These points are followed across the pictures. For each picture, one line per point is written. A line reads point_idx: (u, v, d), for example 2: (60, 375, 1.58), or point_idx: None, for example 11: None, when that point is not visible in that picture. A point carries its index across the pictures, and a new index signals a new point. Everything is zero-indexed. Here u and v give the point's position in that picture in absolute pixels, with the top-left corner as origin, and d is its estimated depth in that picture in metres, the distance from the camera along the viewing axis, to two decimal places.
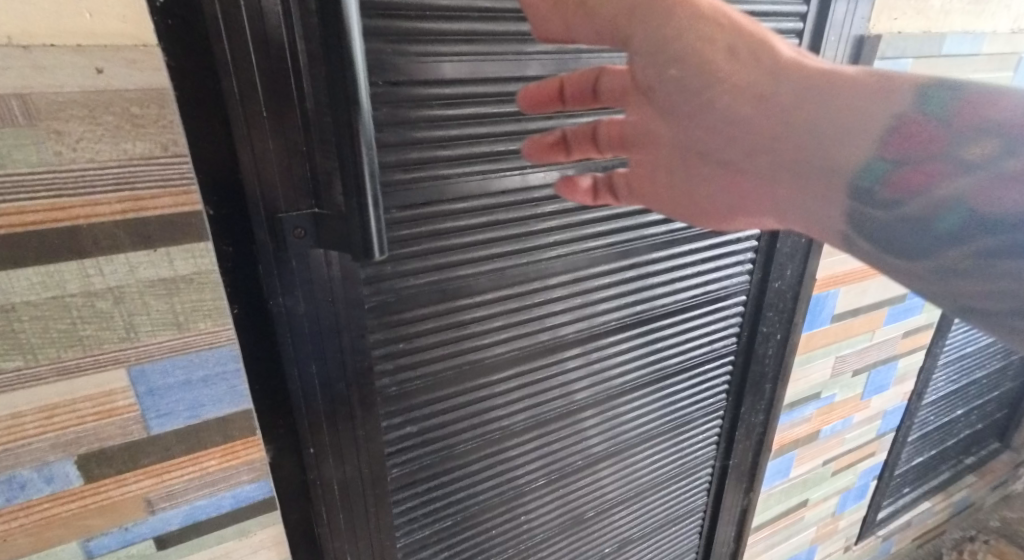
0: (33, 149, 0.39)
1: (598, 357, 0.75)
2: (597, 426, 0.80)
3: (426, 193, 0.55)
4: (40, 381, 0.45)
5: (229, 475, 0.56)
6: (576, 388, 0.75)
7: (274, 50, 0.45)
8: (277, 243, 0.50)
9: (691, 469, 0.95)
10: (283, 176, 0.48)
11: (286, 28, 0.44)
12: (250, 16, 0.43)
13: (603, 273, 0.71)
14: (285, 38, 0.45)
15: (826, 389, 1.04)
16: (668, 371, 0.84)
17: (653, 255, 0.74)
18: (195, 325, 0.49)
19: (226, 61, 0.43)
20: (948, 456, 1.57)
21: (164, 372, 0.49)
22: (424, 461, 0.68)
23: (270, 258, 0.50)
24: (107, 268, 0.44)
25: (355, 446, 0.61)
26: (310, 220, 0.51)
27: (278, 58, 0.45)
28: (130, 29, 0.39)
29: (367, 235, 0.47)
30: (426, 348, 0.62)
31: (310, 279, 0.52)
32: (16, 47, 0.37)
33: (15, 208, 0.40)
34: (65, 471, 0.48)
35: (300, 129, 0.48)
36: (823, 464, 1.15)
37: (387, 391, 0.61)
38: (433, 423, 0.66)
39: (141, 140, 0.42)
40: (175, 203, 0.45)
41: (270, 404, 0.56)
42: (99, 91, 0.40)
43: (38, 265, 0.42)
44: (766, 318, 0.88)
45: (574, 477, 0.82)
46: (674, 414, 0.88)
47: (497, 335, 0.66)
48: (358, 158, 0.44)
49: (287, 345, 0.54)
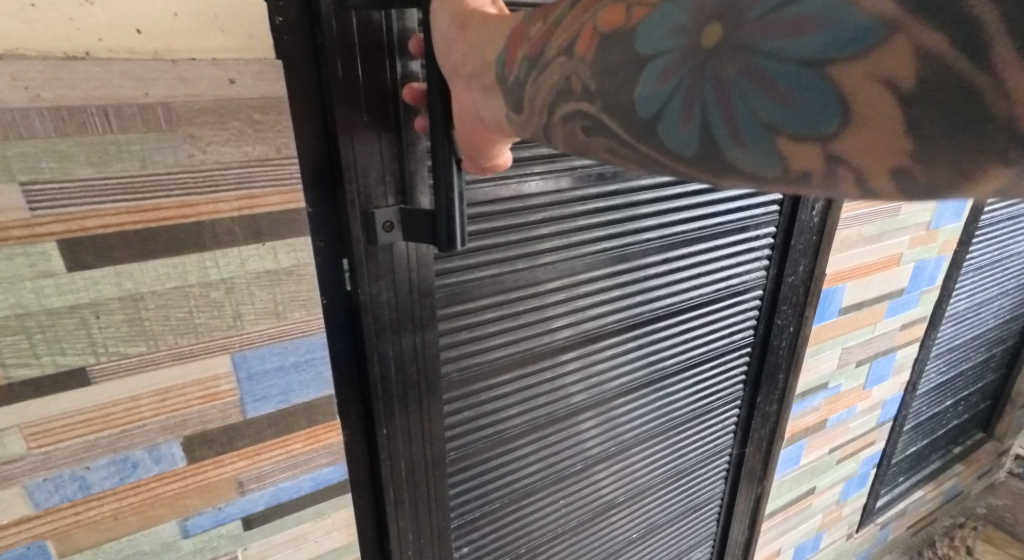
0: (170, 151, 0.44)
1: (591, 360, 0.78)
2: (627, 411, 0.86)
3: (494, 192, 0.61)
4: (157, 365, 0.48)
5: (310, 458, 0.59)
6: (571, 390, 0.78)
7: (374, 56, 0.50)
8: (368, 236, 0.54)
9: (710, 454, 1.01)
10: (377, 173, 0.53)
11: (386, 36, 0.50)
12: (358, 26, 0.48)
13: (599, 278, 0.74)
14: (384, 45, 0.50)
15: (833, 380, 1.12)
16: (664, 372, 0.87)
17: (647, 260, 0.77)
18: (292, 314, 0.53)
19: (337, 68, 0.48)
20: (938, 446, 1.66)
21: (262, 358, 0.53)
22: (478, 446, 0.72)
23: (361, 249, 0.55)
24: (222, 260, 0.49)
25: (421, 430, 0.65)
26: (397, 215, 0.55)
27: (377, 62, 0.50)
28: (255, 44, 0.46)
29: (452, 226, 0.51)
30: (485, 337, 0.67)
31: (393, 269, 0.57)
32: (166, 61, 0.42)
33: (152, 205, 0.45)
34: (171, 452, 0.51)
35: (392, 129, 0.53)
36: (829, 452, 1.22)
37: (450, 378, 0.66)
38: (485, 410, 0.71)
39: (259, 143, 0.47)
40: (282, 201, 0.50)
41: (349, 388, 0.61)
42: (229, 100, 0.45)
43: (166, 257, 0.46)
44: (781, 309, 0.95)
45: (607, 461, 0.87)
46: (667, 415, 0.91)
47: (509, 336, 0.69)
48: (450, 153, 0.49)
49: (370, 332, 0.58)
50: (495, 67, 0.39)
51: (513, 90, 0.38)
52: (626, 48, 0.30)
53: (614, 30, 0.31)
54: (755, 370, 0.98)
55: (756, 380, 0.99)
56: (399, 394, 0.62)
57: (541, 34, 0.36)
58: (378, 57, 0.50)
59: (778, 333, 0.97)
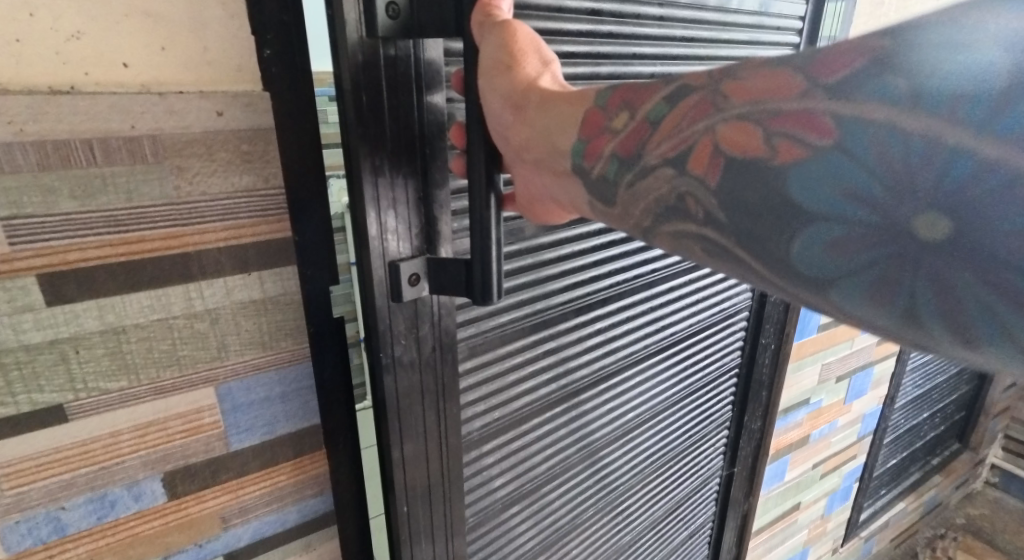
0: (157, 183, 0.44)
1: (518, 445, 0.66)
2: (561, 498, 0.74)
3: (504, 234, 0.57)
4: (139, 399, 0.47)
5: (295, 490, 0.58)
6: (495, 480, 0.66)
7: (401, 93, 0.46)
8: (393, 291, 0.50)
9: (706, 473, 1.00)
10: (404, 220, 0.49)
11: (414, 70, 0.47)
12: (385, 60, 0.45)
13: (520, 349, 0.63)
14: (413, 80, 0.47)
15: (814, 395, 1.14)
16: (600, 443, 0.77)
17: (572, 322, 0.67)
18: (278, 344, 0.53)
19: (365, 109, 0.45)
20: (917, 458, 1.69)
21: (247, 389, 0.52)
22: (496, 507, 0.67)
23: (384, 305, 0.50)
24: (207, 291, 0.48)
25: (443, 495, 0.60)
26: (423, 266, 0.51)
27: (405, 101, 0.47)
28: (244, 77, 0.47)
29: (487, 277, 0.50)
30: (494, 392, 0.62)
31: (416, 326, 0.53)
32: (155, 94, 0.43)
33: (137, 237, 0.44)
34: (152, 488, 0.50)
35: (419, 171, 0.49)
36: (812, 467, 1.23)
37: (470, 437, 0.61)
38: (504, 468, 0.66)
39: (247, 174, 0.48)
40: (270, 230, 0.50)
41: (339, 424, 0.58)
42: (218, 131, 0.46)
43: (150, 289, 0.45)
44: (764, 322, 0.96)
45: (621, 490, 0.83)
46: (605, 492, 0.81)
47: (476, 408, 0.61)
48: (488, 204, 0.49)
49: (392, 396, 0.53)
50: (574, 158, 0.43)
51: (604, 184, 0.41)
52: (768, 183, 0.31)
53: (744, 155, 0.33)
54: (745, 378, 0.99)
55: (744, 393, 1.00)
56: (418, 457, 0.57)
57: (632, 132, 0.39)
58: (405, 93, 0.47)
59: (763, 345, 0.98)
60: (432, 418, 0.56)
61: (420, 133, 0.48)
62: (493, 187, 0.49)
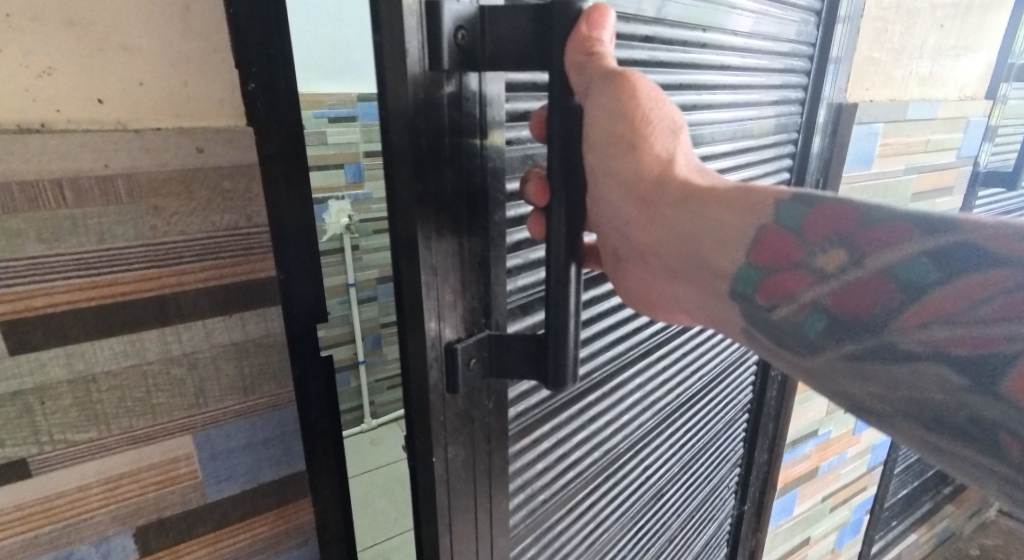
0: (132, 223, 0.42)
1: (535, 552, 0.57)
2: None
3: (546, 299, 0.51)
4: (109, 451, 0.44)
5: (279, 541, 0.55)
6: None
7: (463, 140, 0.39)
8: (449, 380, 0.42)
9: (720, 511, 0.97)
10: (461, 293, 0.41)
11: (476, 110, 0.39)
12: (450, 102, 0.37)
13: (544, 436, 0.54)
14: (474, 120, 0.39)
15: (822, 426, 1.10)
16: (614, 531, 0.69)
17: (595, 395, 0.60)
18: (261, 388, 0.50)
19: (423, 160, 0.36)
20: (928, 487, 1.65)
21: (227, 437, 0.50)
22: None
23: (438, 398, 0.42)
24: (185, 335, 0.46)
25: None
26: (479, 348, 0.44)
27: (465, 147, 0.39)
28: (227, 112, 0.45)
29: (565, 361, 0.43)
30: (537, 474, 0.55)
31: (468, 416, 0.45)
32: (130, 131, 0.41)
33: (109, 280, 0.42)
34: (122, 543, 0.47)
35: (477, 233, 0.41)
36: (822, 500, 1.19)
37: (517, 529, 0.54)
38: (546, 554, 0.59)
39: (228, 212, 0.46)
40: (252, 269, 0.48)
41: (324, 470, 0.55)
42: (198, 168, 0.44)
43: (122, 334, 0.43)
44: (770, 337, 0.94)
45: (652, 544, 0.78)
46: None
47: (522, 494, 0.53)
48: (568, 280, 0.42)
49: (442, 500, 0.44)
50: (740, 283, 0.43)
51: (799, 332, 0.40)
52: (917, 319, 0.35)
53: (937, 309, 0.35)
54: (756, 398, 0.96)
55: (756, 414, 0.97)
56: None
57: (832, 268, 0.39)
58: (466, 138, 0.39)
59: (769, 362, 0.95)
60: (479, 512, 0.48)
61: (479, 187, 0.41)
62: (573, 257, 0.42)
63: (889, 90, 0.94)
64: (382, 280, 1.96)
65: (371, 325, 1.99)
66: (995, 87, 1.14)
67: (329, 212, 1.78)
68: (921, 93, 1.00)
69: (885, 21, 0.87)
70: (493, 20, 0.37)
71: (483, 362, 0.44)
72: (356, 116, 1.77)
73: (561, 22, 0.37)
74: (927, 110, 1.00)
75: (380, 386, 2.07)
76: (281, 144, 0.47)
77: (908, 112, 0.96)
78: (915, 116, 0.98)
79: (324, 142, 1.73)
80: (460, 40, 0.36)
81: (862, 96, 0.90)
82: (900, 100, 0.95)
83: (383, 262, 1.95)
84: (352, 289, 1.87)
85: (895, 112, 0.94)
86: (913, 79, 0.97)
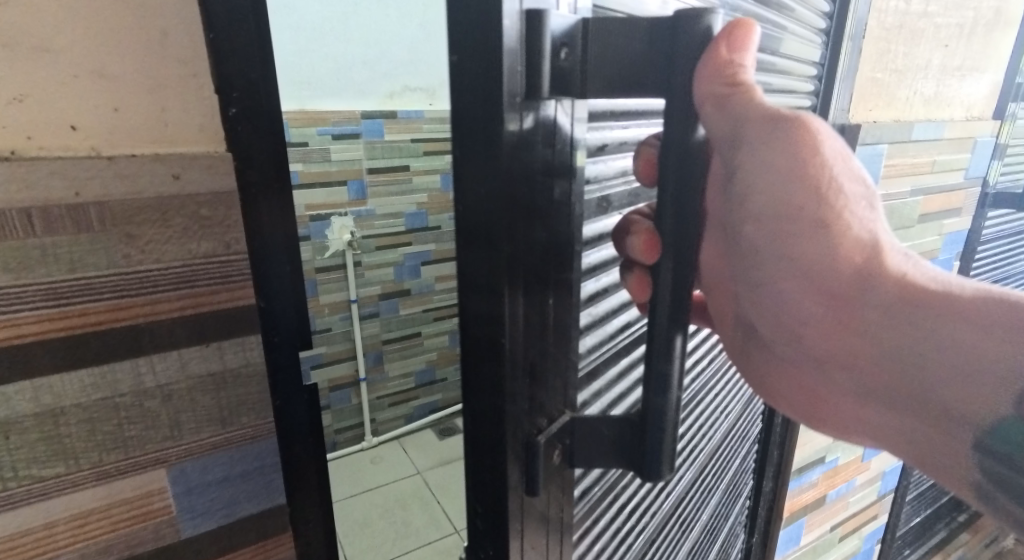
0: (104, 252, 0.41)
1: None
2: None
3: (604, 359, 0.46)
4: (78, 486, 0.43)
5: None
6: None
7: (545, 180, 0.34)
8: (530, 479, 0.37)
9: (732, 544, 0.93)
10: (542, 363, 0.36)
11: (560, 140, 0.34)
12: (540, 135, 0.32)
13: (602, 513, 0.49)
14: (556, 153, 0.34)
15: (830, 453, 1.07)
16: None
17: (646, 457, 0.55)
18: (239, 419, 0.49)
19: (513, 205, 0.31)
20: (941, 514, 1.60)
21: (202, 470, 0.48)
22: None
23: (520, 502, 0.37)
24: (159, 366, 0.45)
25: None
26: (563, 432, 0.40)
27: (546, 187, 0.34)
28: (206, 138, 0.44)
29: (664, 449, 0.39)
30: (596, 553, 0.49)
31: (544, 514, 0.40)
32: (103, 159, 0.40)
33: (80, 310, 0.41)
34: None
35: (554, 290, 0.37)
36: (830, 529, 1.16)
37: None
38: None
39: (206, 240, 0.45)
40: (231, 297, 0.47)
41: (307, 503, 0.54)
42: (174, 196, 0.43)
43: (93, 366, 0.42)
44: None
45: None
46: None
47: None
48: (670, 348, 0.38)
49: None
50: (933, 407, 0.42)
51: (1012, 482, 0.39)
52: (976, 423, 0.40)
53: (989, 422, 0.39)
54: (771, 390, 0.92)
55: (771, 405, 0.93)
56: None
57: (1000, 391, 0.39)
58: (547, 179, 0.34)
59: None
60: None
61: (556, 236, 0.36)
62: (678, 324, 0.38)
63: (894, 110, 0.92)
64: (384, 296, 1.95)
65: (373, 341, 1.97)
66: (1004, 107, 1.12)
67: (331, 228, 1.78)
68: (927, 113, 0.98)
69: (888, 40, 0.86)
70: (599, 37, 0.32)
71: (565, 451, 0.40)
72: (359, 133, 1.77)
73: (686, 46, 0.32)
74: (933, 130, 0.98)
75: (381, 403, 2.05)
76: (260, 169, 0.46)
77: (912, 133, 0.94)
78: (920, 136, 0.96)
79: (327, 159, 1.73)
80: (562, 59, 0.31)
81: (866, 117, 0.88)
82: (904, 121, 0.93)
83: (385, 278, 1.94)
84: (353, 306, 1.86)
85: (899, 133, 0.92)
86: (918, 98, 0.96)
